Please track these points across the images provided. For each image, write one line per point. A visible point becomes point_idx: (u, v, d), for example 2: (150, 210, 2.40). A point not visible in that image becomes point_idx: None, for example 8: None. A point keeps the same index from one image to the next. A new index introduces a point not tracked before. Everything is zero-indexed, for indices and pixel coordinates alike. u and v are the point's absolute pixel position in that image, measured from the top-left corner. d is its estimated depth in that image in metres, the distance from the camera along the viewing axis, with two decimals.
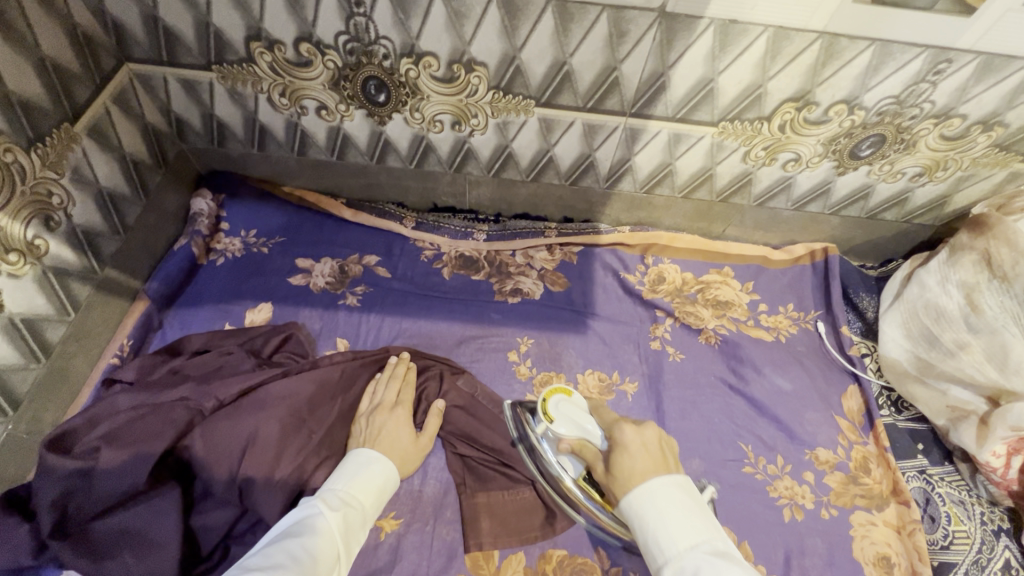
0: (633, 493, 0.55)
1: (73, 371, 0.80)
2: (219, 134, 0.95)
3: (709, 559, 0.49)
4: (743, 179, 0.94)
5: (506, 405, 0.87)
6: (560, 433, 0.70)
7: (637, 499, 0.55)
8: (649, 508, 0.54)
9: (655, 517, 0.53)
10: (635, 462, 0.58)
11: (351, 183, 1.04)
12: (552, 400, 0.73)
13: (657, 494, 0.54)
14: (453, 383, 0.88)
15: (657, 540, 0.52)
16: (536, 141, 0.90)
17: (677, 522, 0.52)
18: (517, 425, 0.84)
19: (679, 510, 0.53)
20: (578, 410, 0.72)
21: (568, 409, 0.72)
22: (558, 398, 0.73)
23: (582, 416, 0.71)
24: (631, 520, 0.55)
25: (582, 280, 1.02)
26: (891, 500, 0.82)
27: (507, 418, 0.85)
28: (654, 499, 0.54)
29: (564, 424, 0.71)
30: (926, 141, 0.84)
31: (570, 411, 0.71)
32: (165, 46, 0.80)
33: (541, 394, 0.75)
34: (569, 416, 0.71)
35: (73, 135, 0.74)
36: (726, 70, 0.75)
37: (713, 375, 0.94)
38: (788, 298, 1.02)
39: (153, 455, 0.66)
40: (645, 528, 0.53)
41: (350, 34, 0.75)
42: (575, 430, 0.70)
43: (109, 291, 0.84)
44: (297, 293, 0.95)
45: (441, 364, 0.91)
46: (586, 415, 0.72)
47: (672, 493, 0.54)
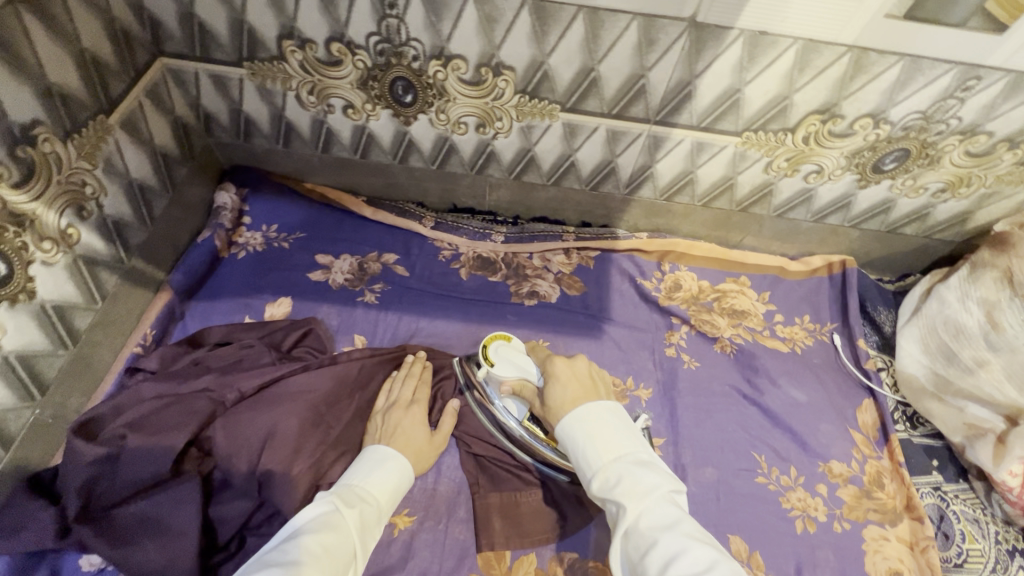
0: (565, 419, 0.62)
1: (98, 358, 0.81)
2: (245, 129, 0.96)
3: (629, 468, 0.56)
4: (764, 189, 0.94)
5: (455, 360, 0.90)
6: (500, 375, 0.77)
7: (570, 423, 0.61)
8: (580, 430, 0.60)
9: (584, 438, 0.60)
10: (564, 391, 0.66)
11: (372, 182, 1.05)
12: (492, 347, 0.80)
13: (587, 417, 0.61)
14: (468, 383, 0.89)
15: (585, 455, 0.59)
16: (559, 146, 0.91)
17: (605, 439, 0.59)
18: (464, 376, 0.87)
19: (607, 429, 0.60)
20: (514, 352, 0.79)
21: (508, 354, 0.79)
22: (498, 344, 0.80)
23: (518, 357, 0.78)
24: (566, 440, 0.61)
25: (598, 285, 1.03)
26: (904, 516, 0.82)
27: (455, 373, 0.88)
28: (585, 422, 0.61)
29: (506, 367, 0.77)
30: (950, 157, 0.84)
31: (508, 353, 0.79)
32: (199, 42, 0.81)
33: (483, 342, 0.82)
34: (508, 359, 0.78)
35: (107, 126, 0.75)
36: (752, 80, 0.75)
37: (728, 384, 0.94)
38: (805, 309, 1.02)
39: (177, 445, 0.67)
40: (577, 446, 0.60)
41: (381, 35, 0.77)
42: (516, 371, 0.77)
43: (134, 281, 0.86)
44: (317, 288, 0.96)
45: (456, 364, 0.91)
46: (524, 357, 0.79)
47: (601, 416, 0.61)
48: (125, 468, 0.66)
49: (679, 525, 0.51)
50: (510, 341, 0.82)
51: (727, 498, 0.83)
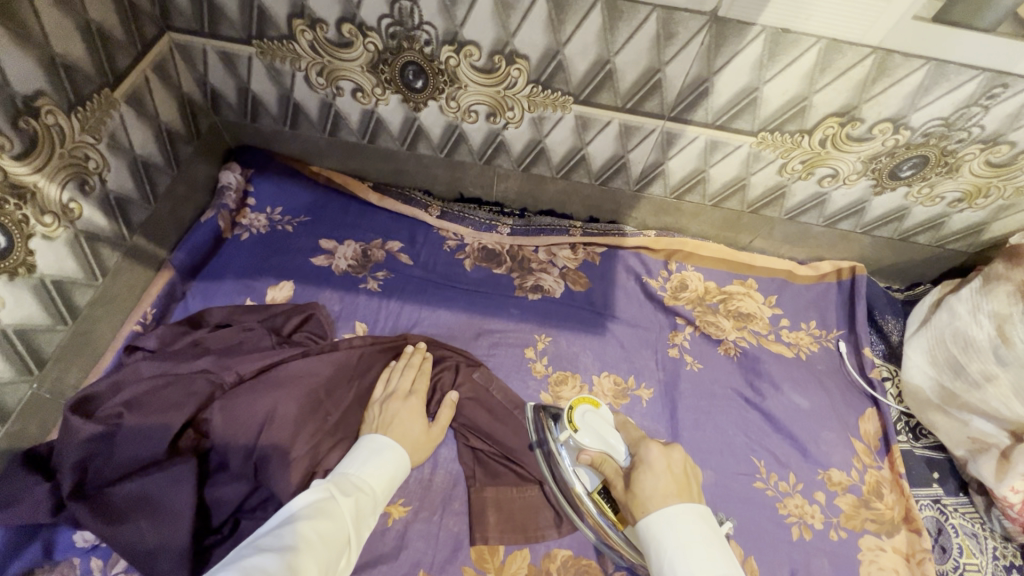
0: (652, 517, 0.58)
1: (98, 335, 0.80)
2: (253, 109, 0.94)
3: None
4: (777, 191, 0.93)
5: (528, 407, 0.86)
6: (583, 443, 0.71)
7: (656, 527, 0.57)
8: (667, 538, 0.56)
9: (672, 545, 0.55)
10: (657, 484, 0.61)
11: (378, 167, 1.04)
12: (579, 410, 0.73)
13: (678, 525, 0.57)
14: (469, 376, 0.88)
15: (673, 569, 0.54)
16: (570, 139, 0.89)
17: (696, 554, 0.54)
18: (538, 429, 0.83)
19: (699, 543, 0.55)
20: (603, 422, 0.72)
21: (596, 422, 0.72)
22: (585, 408, 0.73)
23: (605, 428, 0.71)
24: (650, 546, 0.57)
25: (604, 281, 1.01)
26: (902, 527, 0.81)
27: (527, 419, 0.85)
28: (674, 528, 0.56)
29: (589, 435, 0.71)
30: (970, 166, 0.82)
31: (596, 423, 0.71)
32: (208, 18, 0.79)
33: (569, 402, 0.75)
34: (594, 428, 0.71)
35: (112, 101, 0.74)
36: (772, 79, 0.74)
37: (730, 387, 0.93)
38: (811, 315, 1.01)
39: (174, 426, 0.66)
40: (663, 556, 0.55)
41: (394, 17, 0.75)
42: (599, 443, 0.70)
43: (136, 259, 0.85)
44: (319, 273, 0.95)
45: (456, 354, 0.90)
46: (613, 431, 0.72)
47: (693, 529, 0.56)
48: (123, 446, 0.66)
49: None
50: (598, 408, 0.74)
51: (724, 501, 0.82)
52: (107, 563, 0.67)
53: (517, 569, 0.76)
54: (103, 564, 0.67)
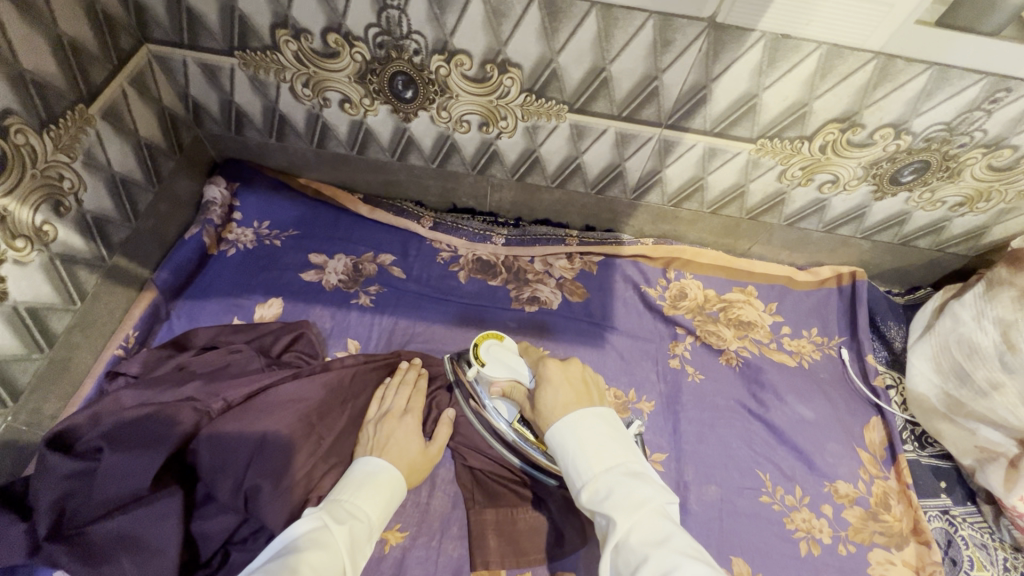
0: (552, 425, 0.60)
1: (77, 361, 0.77)
2: (237, 122, 0.91)
3: (620, 480, 0.52)
4: (777, 198, 0.91)
5: (444, 359, 0.88)
6: (491, 375, 0.76)
7: (560, 431, 0.58)
8: (569, 439, 0.57)
9: (575, 446, 0.56)
10: (554, 394, 0.63)
11: (369, 179, 1.01)
12: (484, 347, 0.79)
13: (578, 426, 0.58)
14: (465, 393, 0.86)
15: (576, 466, 0.55)
16: (565, 148, 0.87)
17: (597, 449, 0.55)
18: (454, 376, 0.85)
19: (598, 439, 0.56)
20: (506, 353, 0.78)
21: (499, 353, 0.78)
22: (489, 343, 0.79)
23: (511, 358, 0.77)
24: (557, 451, 0.58)
25: (601, 292, 0.99)
26: (911, 540, 0.80)
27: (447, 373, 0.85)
28: (575, 429, 0.58)
29: (496, 367, 0.76)
30: (972, 170, 0.81)
31: (499, 354, 0.77)
32: (187, 29, 0.76)
33: (474, 341, 0.81)
34: (499, 359, 0.77)
35: (88, 117, 0.71)
36: (771, 86, 0.72)
37: (732, 398, 0.91)
38: (813, 322, 0.99)
39: (158, 460, 0.62)
40: (567, 456, 0.56)
41: (381, 27, 0.72)
42: (507, 371, 0.75)
43: (117, 280, 0.82)
44: (309, 289, 0.92)
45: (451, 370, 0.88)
46: (516, 359, 0.78)
47: (594, 426, 0.58)
48: (103, 484, 0.62)
49: (670, 540, 0.47)
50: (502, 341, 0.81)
51: (730, 517, 0.80)
52: None
53: None
54: None
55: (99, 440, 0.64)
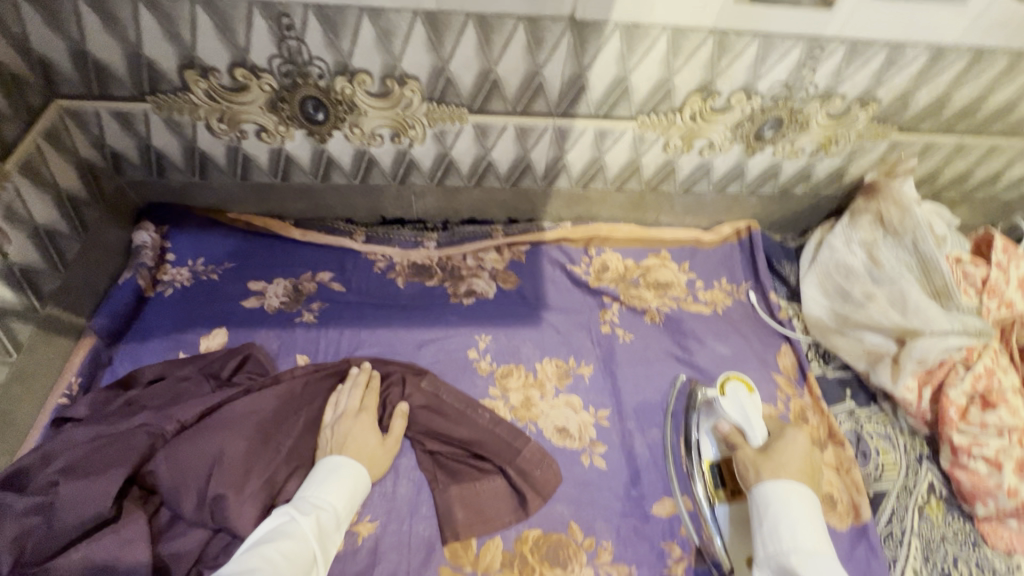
0: (775, 479, 0.68)
1: (18, 414, 0.78)
2: (158, 165, 0.95)
3: (832, 563, 0.58)
4: (667, 167, 1.03)
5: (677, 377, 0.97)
6: (725, 411, 0.83)
7: (780, 490, 0.66)
8: (791, 504, 0.64)
9: (796, 516, 0.63)
10: (793, 461, 0.70)
11: (297, 205, 1.06)
12: (732, 386, 0.86)
13: (801, 500, 0.65)
14: (418, 386, 0.90)
15: (791, 529, 0.62)
16: (473, 148, 0.95)
17: (817, 534, 0.62)
18: (677, 398, 0.94)
19: (817, 525, 0.63)
20: (753, 408, 0.82)
21: (746, 403, 0.82)
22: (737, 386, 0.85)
23: (753, 411, 0.81)
24: (770, 506, 0.65)
25: (532, 276, 1.07)
26: (828, 444, 0.90)
27: (675, 388, 0.94)
28: (798, 503, 0.64)
29: (735, 410, 0.82)
30: (816, 119, 0.95)
31: (747, 402, 0.82)
32: (96, 81, 0.80)
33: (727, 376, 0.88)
34: (742, 405, 0.82)
35: (4, 172, 0.74)
36: (636, 68, 0.84)
37: (660, 349, 1.00)
38: (721, 273, 1.11)
39: (115, 482, 0.64)
40: (785, 517, 0.63)
41: (284, 57, 0.79)
42: (740, 419, 0.81)
43: (51, 329, 0.83)
44: (253, 315, 0.95)
45: (398, 365, 0.92)
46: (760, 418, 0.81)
47: (813, 510, 0.65)
48: (63, 513, 0.63)
49: None
50: (752, 393, 0.85)
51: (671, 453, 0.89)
52: None
53: (492, 558, 0.78)
54: None
55: (55, 475, 0.65)
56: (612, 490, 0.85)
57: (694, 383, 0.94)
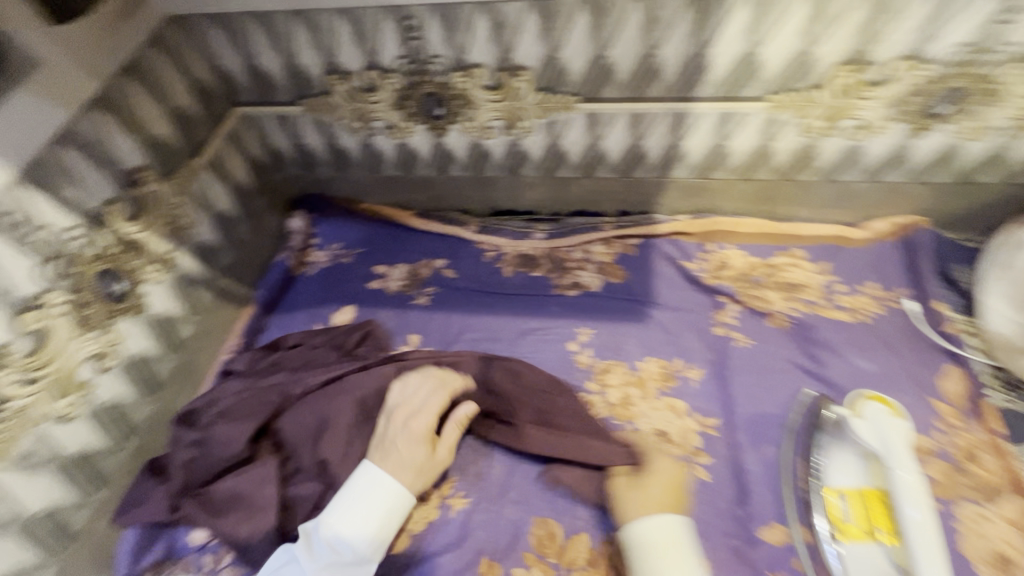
0: (643, 517, 0.68)
1: (198, 363, 0.96)
2: (308, 160, 1.09)
3: None
4: (805, 153, 0.91)
5: (805, 391, 0.85)
6: (862, 433, 0.74)
7: (642, 530, 0.66)
8: (655, 541, 0.65)
9: (658, 553, 0.64)
10: (657, 490, 0.72)
11: (419, 196, 1.14)
12: (874, 407, 0.76)
13: (659, 530, 0.66)
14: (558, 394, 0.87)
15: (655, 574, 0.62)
16: (585, 137, 0.94)
17: (677, 561, 0.63)
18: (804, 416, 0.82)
19: (679, 556, 0.63)
20: (896, 433, 0.72)
21: (886, 426, 0.73)
22: (879, 408, 0.76)
23: (895, 436, 0.72)
24: (636, 551, 0.65)
25: (641, 271, 1.03)
26: (1009, 493, 0.72)
27: (801, 405, 0.83)
28: (657, 539, 0.65)
29: (872, 433, 0.74)
30: (1015, 89, 0.77)
31: (885, 424, 0.73)
32: (264, 89, 0.95)
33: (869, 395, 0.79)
34: (885, 430, 0.73)
35: (196, 167, 0.91)
36: (767, 41, 0.76)
37: (786, 359, 0.89)
38: (870, 277, 0.95)
39: (248, 430, 0.77)
40: (649, 558, 0.64)
41: (408, 56, 0.85)
42: (879, 440, 0.73)
43: (224, 296, 1.01)
44: (375, 295, 1.05)
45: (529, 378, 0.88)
46: (904, 443, 0.72)
47: (678, 537, 0.65)
48: (215, 448, 0.77)
49: None
50: (899, 419, 0.74)
51: (791, 476, 0.77)
52: (216, 558, 0.76)
53: (577, 554, 0.75)
54: (213, 559, 0.76)
55: (214, 415, 0.80)
56: (712, 503, 0.76)
57: (824, 402, 0.82)
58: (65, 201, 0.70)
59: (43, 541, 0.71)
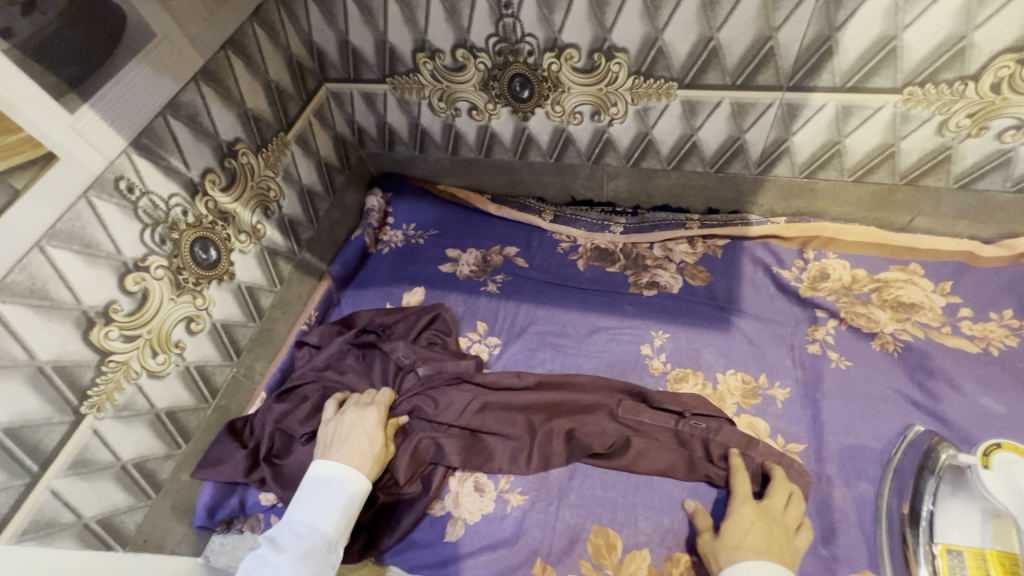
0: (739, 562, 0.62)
1: (277, 331, 1.00)
2: (390, 139, 1.10)
3: None
4: (939, 155, 0.79)
5: (912, 427, 0.75)
6: (989, 487, 0.61)
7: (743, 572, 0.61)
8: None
9: None
10: (745, 537, 0.64)
11: (496, 181, 1.11)
12: (1005, 458, 0.62)
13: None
14: (600, 421, 0.81)
15: None
16: (679, 126, 0.87)
17: None
18: (902, 455, 0.73)
19: None
20: None
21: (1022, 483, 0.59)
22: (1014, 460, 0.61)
23: None
24: None
25: (727, 275, 0.95)
26: None
27: (906, 442, 0.74)
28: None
29: (1004, 488, 0.60)
30: None
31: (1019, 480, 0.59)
32: (353, 66, 0.96)
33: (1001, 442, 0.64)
34: (1018, 486, 0.59)
35: (286, 142, 0.94)
36: (913, 23, 0.66)
37: (891, 388, 0.79)
38: (1005, 303, 0.82)
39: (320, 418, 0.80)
40: None
41: (499, 35, 0.82)
42: (1013, 497, 0.59)
43: (303, 268, 1.04)
44: (445, 278, 1.04)
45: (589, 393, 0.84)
46: None
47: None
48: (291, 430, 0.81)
49: None
50: None
51: (886, 520, 0.70)
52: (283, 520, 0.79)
53: (637, 569, 0.70)
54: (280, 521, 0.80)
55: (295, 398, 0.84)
56: None
57: (936, 440, 0.72)
58: (168, 170, 0.73)
59: (134, 487, 0.77)
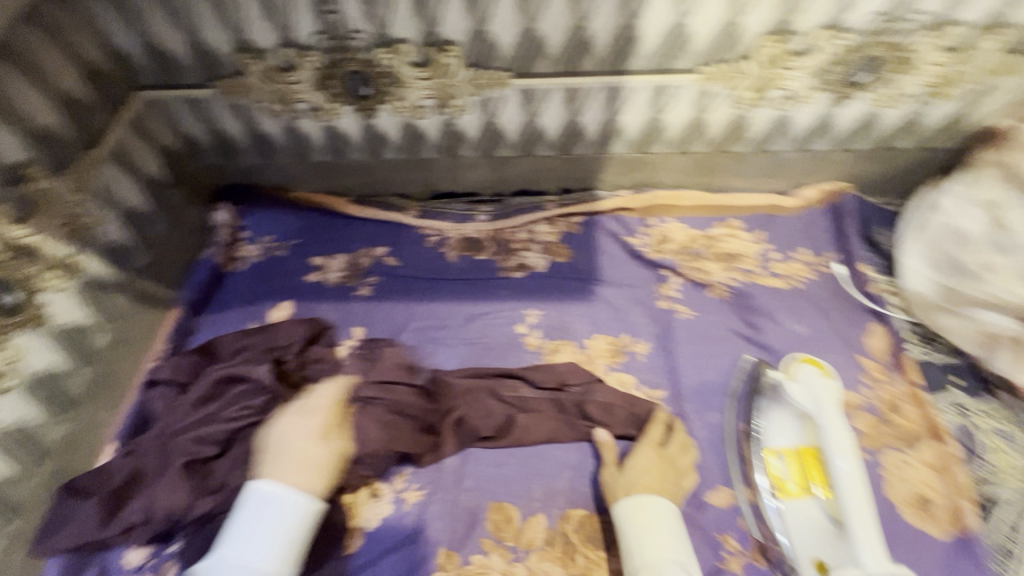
0: (633, 496, 0.70)
1: (120, 372, 0.88)
2: (228, 147, 1.01)
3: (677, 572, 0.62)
4: (736, 124, 0.92)
5: (744, 357, 0.88)
6: (794, 393, 0.76)
7: (633, 506, 0.69)
8: (644, 518, 0.68)
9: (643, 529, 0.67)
10: (645, 477, 0.73)
11: (353, 181, 1.08)
12: (804, 370, 0.77)
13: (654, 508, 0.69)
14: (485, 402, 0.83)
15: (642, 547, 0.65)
16: (521, 114, 0.91)
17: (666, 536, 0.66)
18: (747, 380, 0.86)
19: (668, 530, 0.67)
20: (824, 390, 0.74)
21: (815, 387, 0.74)
22: (810, 370, 0.77)
23: (823, 394, 0.73)
24: (626, 522, 0.68)
25: (586, 249, 1.02)
26: (926, 439, 0.78)
27: (741, 371, 0.87)
28: (644, 516, 0.68)
29: (804, 391, 0.75)
30: (926, 58, 0.82)
31: (813, 385, 0.74)
32: (169, 70, 0.87)
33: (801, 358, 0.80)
34: (813, 389, 0.74)
35: (94, 160, 0.82)
36: (694, 12, 0.76)
37: (725, 327, 0.91)
38: (801, 243, 0.99)
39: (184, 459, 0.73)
40: (635, 531, 0.67)
41: (327, 32, 0.80)
42: (810, 398, 0.74)
43: (143, 299, 0.93)
44: (312, 287, 0.99)
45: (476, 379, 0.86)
46: (831, 399, 0.73)
47: (667, 516, 0.68)
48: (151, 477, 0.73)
49: None
50: (827, 377, 0.75)
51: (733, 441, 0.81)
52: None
53: (535, 535, 0.74)
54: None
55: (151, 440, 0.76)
56: None
57: (763, 366, 0.85)
58: None
59: None
